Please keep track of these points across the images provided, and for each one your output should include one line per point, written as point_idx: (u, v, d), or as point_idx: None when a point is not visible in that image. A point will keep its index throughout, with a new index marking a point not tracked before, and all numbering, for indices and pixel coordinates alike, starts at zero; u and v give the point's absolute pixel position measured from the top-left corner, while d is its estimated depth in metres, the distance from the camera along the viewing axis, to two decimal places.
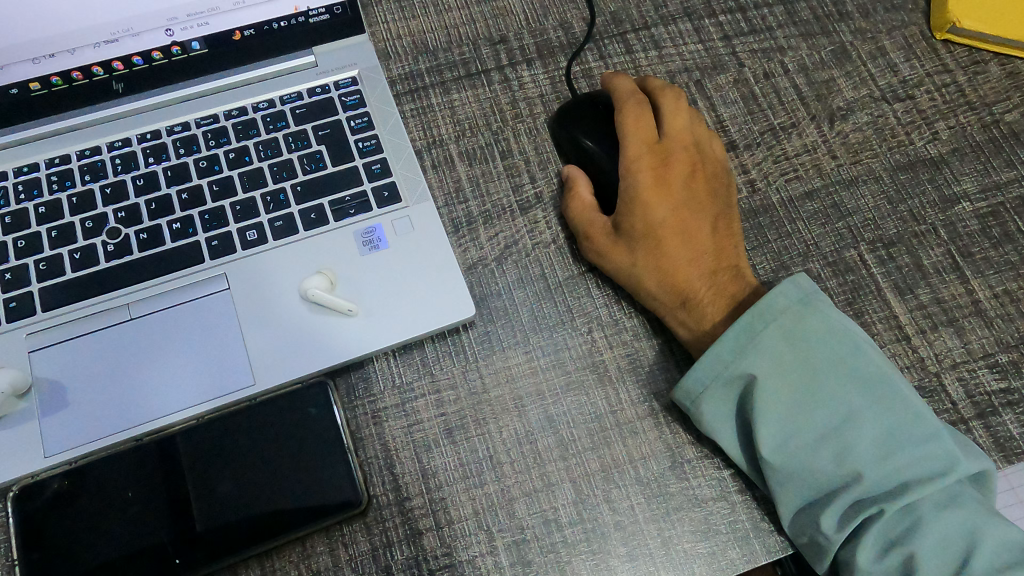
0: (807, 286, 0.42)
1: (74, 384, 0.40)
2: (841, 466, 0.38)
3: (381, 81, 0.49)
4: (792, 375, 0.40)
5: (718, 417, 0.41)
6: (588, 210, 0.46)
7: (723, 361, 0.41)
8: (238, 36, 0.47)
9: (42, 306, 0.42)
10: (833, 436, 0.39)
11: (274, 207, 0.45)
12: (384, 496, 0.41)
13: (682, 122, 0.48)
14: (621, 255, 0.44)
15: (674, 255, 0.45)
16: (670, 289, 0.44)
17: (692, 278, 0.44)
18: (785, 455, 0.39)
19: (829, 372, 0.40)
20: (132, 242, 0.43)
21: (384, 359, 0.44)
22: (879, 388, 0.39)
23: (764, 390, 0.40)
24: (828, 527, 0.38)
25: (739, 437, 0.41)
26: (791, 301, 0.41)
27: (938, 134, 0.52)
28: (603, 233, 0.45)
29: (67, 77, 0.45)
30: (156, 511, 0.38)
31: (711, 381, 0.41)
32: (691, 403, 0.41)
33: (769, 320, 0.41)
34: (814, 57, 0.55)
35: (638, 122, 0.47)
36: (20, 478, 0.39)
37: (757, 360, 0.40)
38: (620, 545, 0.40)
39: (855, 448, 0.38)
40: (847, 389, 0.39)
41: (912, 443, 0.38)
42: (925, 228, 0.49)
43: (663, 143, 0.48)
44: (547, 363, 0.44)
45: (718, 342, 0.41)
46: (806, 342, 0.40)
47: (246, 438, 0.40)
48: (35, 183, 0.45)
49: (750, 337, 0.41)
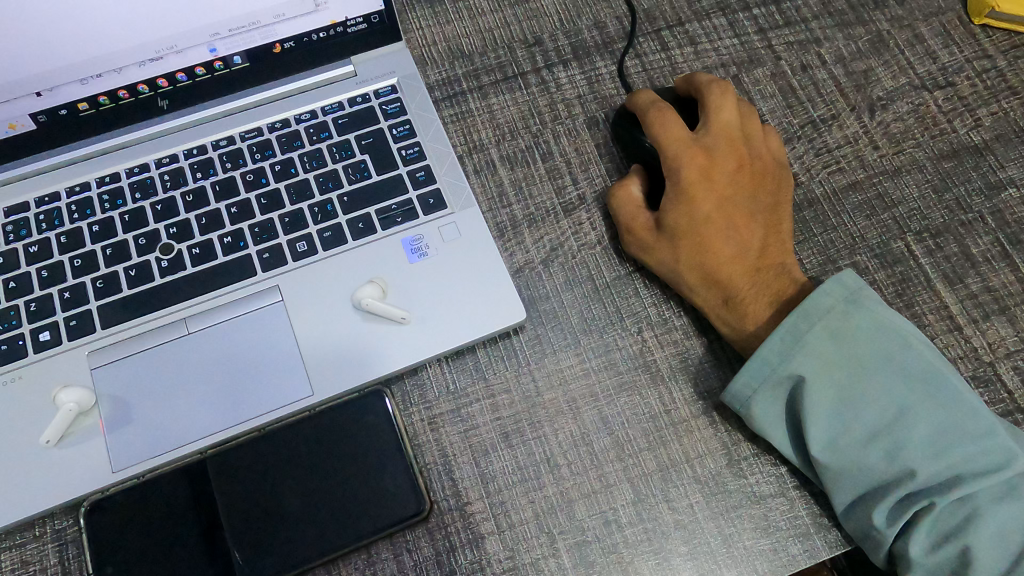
0: (850, 282, 0.41)
1: (136, 400, 0.41)
2: (894, 462, 0.37)
3: (420, 88, 0.49)
4: (841, 374, 0.39)
5: (767, 417, 0.40)
6: (633, 205, 0.46)
7: (771, 361, 0.40)
8: (279, 48, 0.47)
9: (102, 324, 0.42)
10: (884, 433, 0.38)
11: (322, 218, 0.45)
12: (446, 501, 0.41)
13: (728, 116, 0.47)
14: (665, 252, 0.44)
15: (720, 252, 0.44)
16: (714, 287, 0.44)
17: (736, 276, 0.44)
18: (836, 454, 0.38)
19: (879, 370, 0.39)
20: (186, 257, 0.44)
21: (436, 366, 0.44)
22: (931, 384, 0.38)
23: (813, 390, 0.39)
24: (880, 522, 0.37)
25: (790, 435, 0.40)
26: (838, 299, 0.40)
27: (980, 121, 0.51)
28: (645, 229, 0.45)
29: (114, 96, 0.45)
30: (224, 523, 0.39)
31: (759, 382, 0.40)
32: (741, 404, 0.41)
33: (816, 319, 0.40)
34: (851, 48, 0.54)
35: (678, 120, 0.46)
36: (89, 494, 0.40)
37: (805, 360, 0.39)
38: (681, 544, 0.40)
39: (908, 444, 0.37)
40: (898, 386, 0.38)
41: (966, 438, 0.37)
42: (972, 216, 0.49)
43: (706, 139, 0.46)
44: (599, 365, 0.44)
45: (765, 344, 0.40)
46: (855, 341, 0.39)
47: (306, 448, 0.41)
48: (87, 203, 0.45)
49: (797, 337, 0.40)
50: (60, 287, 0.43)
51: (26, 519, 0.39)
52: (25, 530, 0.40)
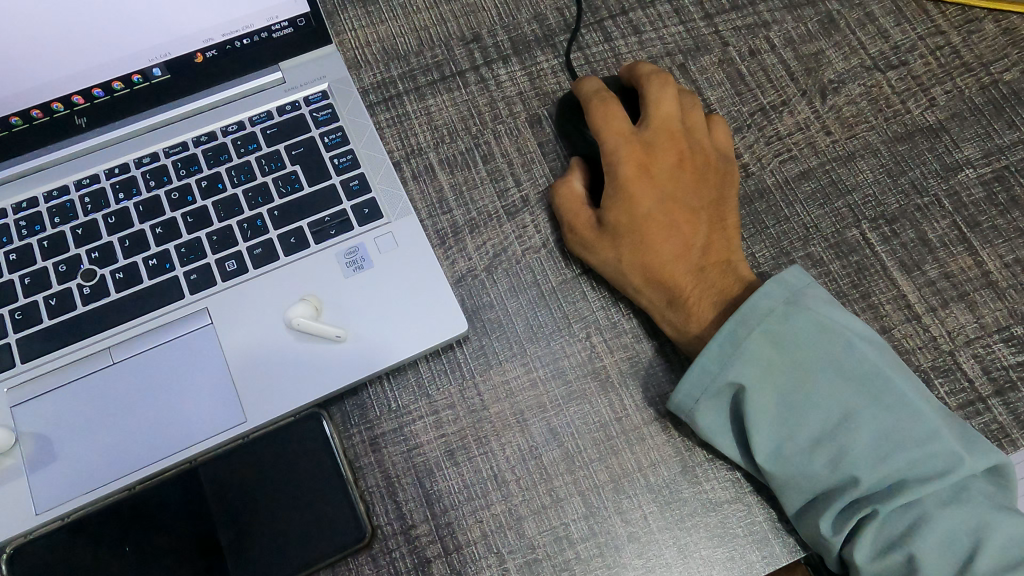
0: (796, 282, 0.40)
1: (61, 437, 0.39)
2: (838, 469, 0.36)
3: (352, 93, 0.47)
4: (782, 379, 0.38)
5: (711, 427, 0.39)
6: (577, 201, 0.44)
7: (711, 370, 0.39)
8: (201, 58, 0.45)
9: (22, 358, 0.40)
10: (828, 440, 0.37)
11: (251, 235, 0.43)
12: (390, 526, 0.40)
13: (667, 109, 0.46)
14: (606, 251, 0.43)
15: (662, 250, 0.43)
16: (657, 285, 0.42)
17: (679, 275, 0.42)
18: (780, 462, 0.37)
19: (821, 374, 0.38)
20: (108, 283, 0.42)
21: (378, 384, 0.42)
22: (876, 386, 0.37)
23: (753, 398, 0.38)
24: (828, 531, 0.36)
25: (738, 444, 0.39)
26: (778, 301, 0.39)
27: (935, 100, 0.50)
28: (587, 227, 0.44)
29: (27, 116, 0.43)
30: (158, 562, 0.38)
31: (701, 392, 0.39)
32: (686, 415, 0.39)
33: (754, 325, 0.38)
34: (800, 30, 0.52)
35: (617, 113, 0.45)
36: (14, 538, 0.38)
37: (745, 368, 0.38)
38: (635, 557, 0.39)
39: (852, 451, 0.36)
40: (841, 389, 0.37)
41: (911, 442, 0.36)
42: (928, 199, 0.47)
43: (645, 134, 0.45)
44: (547, 374, 0.42)
45: (704, 351, 0.39)
46: (795, 345, 0.38)
47: (240, 480, 0.39)
48: (4, 230, 0.43)
49: (736, 343, 0.38)
50: None
51: None
52: None
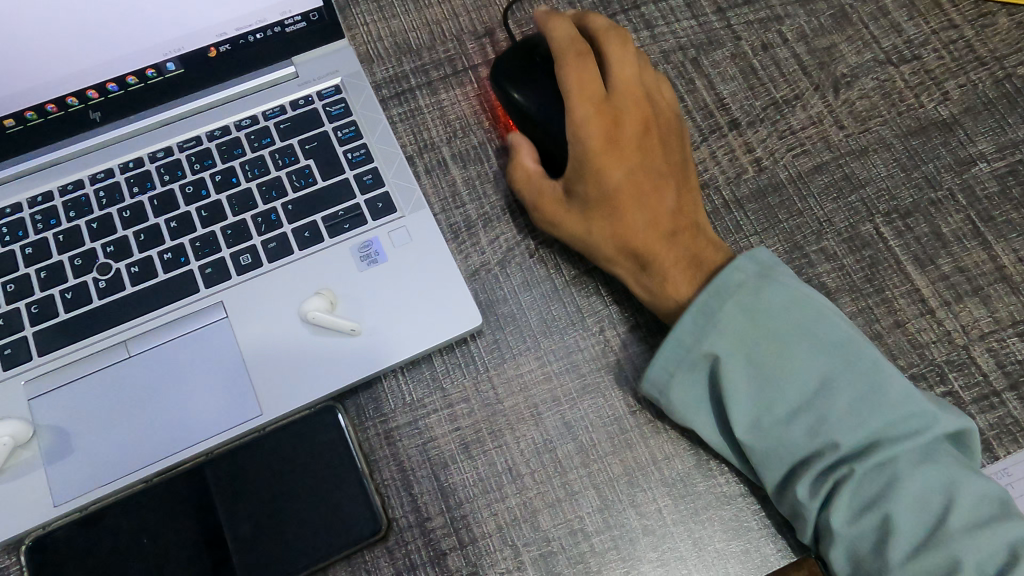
0: (769, 257, 0.40)
1: (79, 430, 0.40)
2: (815, 435, 0.36)
3: (365, 88, 0.47)
4: (756, 347, 0.38)
5: (686, 400, 0.39)
6: (537, 179, 0.44)
7: (688, 340, 0.39)
8: (214, 52, 0.45)
9: (39, 351, 0.41)
10: (804, 407, 0.37)
11: (266, 229, 0.43)
12: (405, 518, 0.40)
13: (628, 72, 0.44)
14: (577, 223, 0.43)
15: (631, 219, 0.42)
16: (629, 255, 0.42)
17: (651, 241, 0.42)
18: (757, 432, 0.37)
19: (794, 343, 0.38)
20: (124, 277, 0.42)
21: (392, 377, 0.42)
22: (847, 353, 0.37)
23: (727, 365, 0.38)
24: (806, 499, 0.36)
25: (714, 419, 0.39)
26: (751, 272, 0.40)
27: (948, 94, 0.50)
28: (554, 200, 0.43)
29: (42, 110, 0.43)
30: (174, 554, 0.38)
31: (676, 363, 0.39)
32: (661, 393, 0.39)
33: (730, 294, 0.39)
34: (813, 24, 0.52)
35: (578, 77, 0.43)
36: (32, 530, 0.38)
37: (721, 337, 0.38)
38: (650, 550, 0.39)
39: (830, 418, 0.36)
40: (814, 356, 0.37)
41: (883, 403, 0.36)
42: (942, 193, 0.47)
43: (611, 99, 0.44)
44: (561, 368, 0.42)
45: (680, 323, 0.39)
46: (768, 313, 0.38)
47: (256, 472, 0.39)
48: (19, 224, 0.43)
49: (710, 312, 0.39)
50: None
51: None
52: None
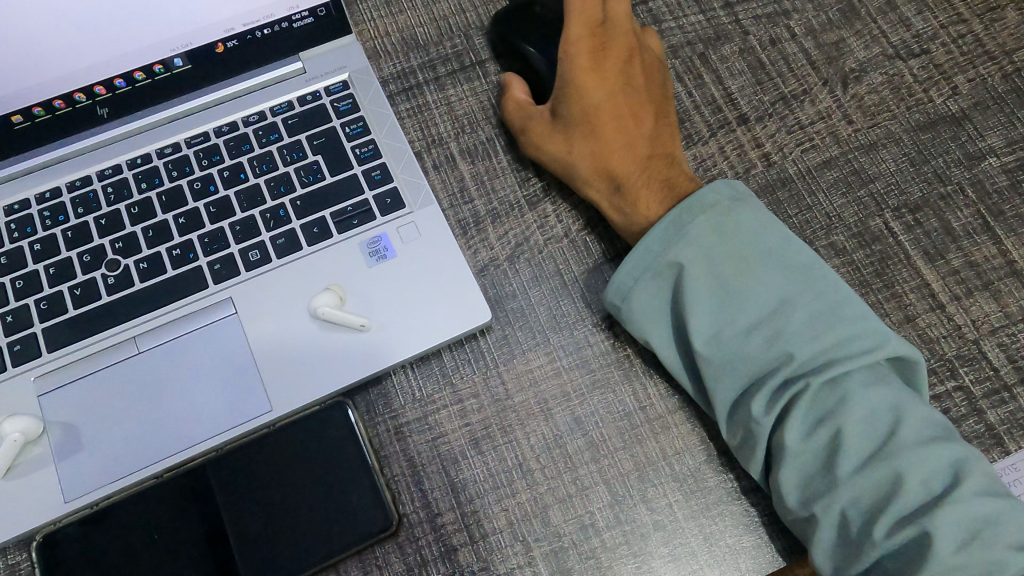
0: (739, 187, 0.42)
1: (89, 427, 0.39)
2: (774, 348, 0.38)
3: (373, 83, 0.47)
4: (722, 262, 0.39)
5: (647, 310, 0.40)
6: (523, 106, 0.47)
7: (654, 252, 0.40)
8: (221, 48, 0.45)
9: (48, 348, 0.41)
10: (765, 324, 0.38)
11: (274, 225, 0.43)
12: (415, 514, 0.40)
13: (620, 11, 0.48)
14: (557, 143, 0.45)
15: (609, 144, 0.45)
16: (602, 173, 0.45)
17: (625, 164, 0.45)
18: (716, 342, 0.39)
19: (759, 262, 0.39)
20: (133, 273, 0.42)
21: (402, 373, 0.42)
22: (806, 275, 0.39)
23: (693, 277, 0.39)
24: (760, 413, 0.37)
25: (673, 333, 0.41)
26: (724, 199, 0.41)
27: (957, 89, 0.49)
28: (542, 125, 0.46)
29: (50, 106, 0.43)
30: (185, 550, 0.38)
31: (641, 273, 0.40)
32: (623, 300, 0.41)
33: (698, 213, 0.40)
34: (821, 19, 0.52)
35: (576, 9, 0.46)
36: (43, 526, 0.38)
37: (687, 250, 0.40)
38: (661, 546, 0.39)
39: (789, 329, 0.38)
40: (776, 275, 0.39)
41: (839, 321, 0.38)
42: (951, 188, 0.47)
43: (604, 29, 0.47)
44: (570, 363, 0.42)
45: (648, 232, 0.41)
46: (735, 232, 0.40)
47: (267, 468, 0.39)
48: (28, 220, 0.43)
49: (680, 226, 0.40)
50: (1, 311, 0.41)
51: None
52: None
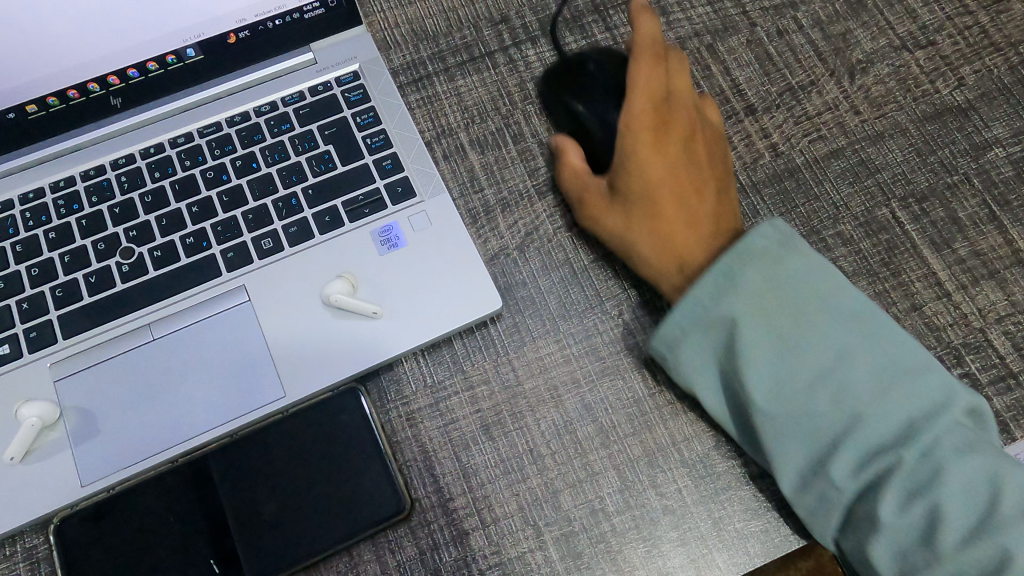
0: (784, 227, 0.39)
1: (104, 412, 0.40)
2: (842, 412, 0.34)
3: (383, 73, 0.48)
4: (778, 319, 0.36)
5: (692, 362, 0.39)
6: (580, 175, 0.44)
7: (703, 306, 0.38)
8: (233, 38, 0.45)
9: (63, 334, 0.41)
10: (827, 380, 0.35)
11: (286, 213, 0.43)
12: (427, 498, 0.40)
13: (683, 84, 0.44)
14: (616, 217, 0.43)
15: (672, 223, 0.42)
16: (665, 254, 0.42)
17: (690, 244, 0.41)
18: (777, 403, 0.36)
19: (818, 316, 0.36)
20: (147, 261, 0.42)
21: (413, 360, 0.43)
22: (871, 327, 0.36)
23: (747, 332, 0.36)
24: (840, 481, 0.34)
25: (723, 386, 0.38)
26: (771, 242, 0.38)
27: (963, 80, 0.50)
28: (598, 199, 0.43)
29: (64, 96, 0.43)
30: (200, 534, 0.38)
31: (688, 324, 0.38)
32: (669, 348, 0.39)
33: (747, 260, 0.37)
34: (828, 10, 0.52)
35: (644, 80, 0.42)
36: (60, 509, 0.39)
37: (738, 301, 0.37)
38: (670, 530, 0.39)
39: (854, 390, 0.34)
40: (839, 330, 0.36)
41: (915, 382, 0.34)
42: (958, 178, 0.47)
43: (670, 105, 0.43)
44: (580, 350, 0.43)
45: (695, 287, 0.38)
46: (789, 283, 0.37)
47: (280, 453, 0.40)
48: (42, 209, 0.44)
49: (730, 278, 0.37)
50: (17, 298, 0.41)
51: None
52: None
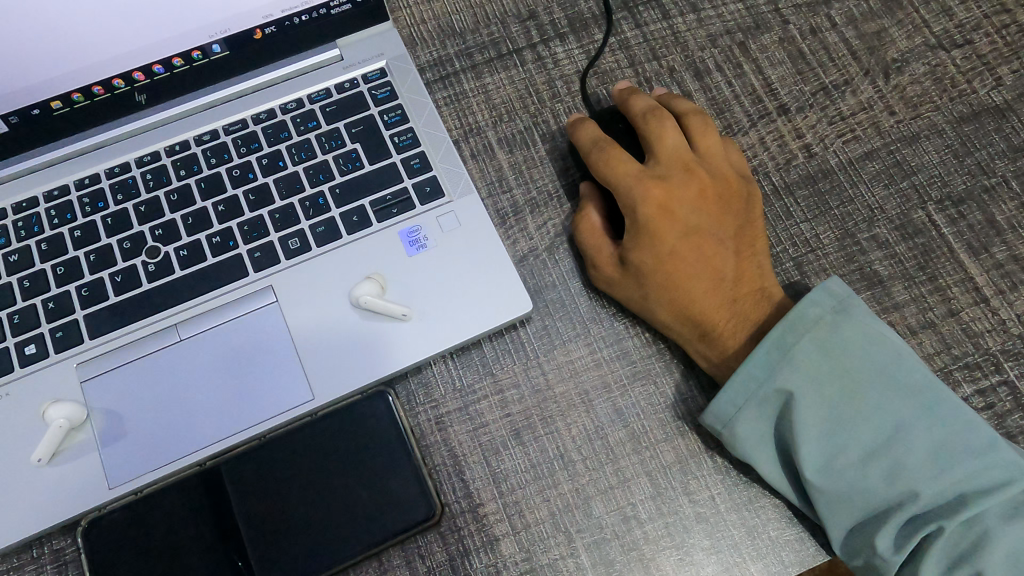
0: (841, 290, 0.39)
1: (131, 414, 0.40)
2: (895, 484, 0.35)
3: (411, 70, 0.47)
4: (832, 392, 0.37)
5: (750, 435, 0.38)
6: (597, 234, 0.43)
7: (757, 378, 0.38)
8: (259, 34, 0.44)
9: (90, 334, 0.41)
10: (882, 453, 0.36)
11: (314, 213, 0.43)
12: (457, 503, 0.40)
13: (674, 142, 0.44)
14: (632, 286, 0.41)
15: (688, 289, 0.41)
16: (688, 323, 0.41)
17: (709, 310, 0.41)
18: (831, 477, 0.36)
19: (872, 389, 0.36)
20: (173, 260, 0.42)
21: (442, 363, 0.42)
22: (926, 398, 0.36)
23: (801, 407, 0.37)
24: (886, 549, 0.35)
25: (778, 458, 0.38)
26: (824, 310, 0.38)
27: (1001, 80, 0.49)
28: (610, 263, 0.42)
29: (89, 93, 0.42)
30: (228, 537, 0.38)
31: (744, 399, 0.38)
32: (723, 425, 0.38)
33: (801, 333, 0.37)
34: (862, 8, 0.51)
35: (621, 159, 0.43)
36: (87, 512, 0.38)
37: (794, 375, 0.37)
38: (704, 538, 0.39)
39: (909, 464, 0.35)
40: (892, 403, 0.36)
41: (967, 455, 0.35)
42: (995, 181, 0.46)
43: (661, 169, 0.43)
44: (611, 354, 0.42)
45: (748, 361, 0.38)
46: (844, 355, 0.37)
47: (310, 458, 0.39)
48: (67, 207, 0.43)
49: (783, 351, 0.37)
50: (43, 297, 0.41)
51: (23, 540, 0.38)
52: (22, 551, 0.39)
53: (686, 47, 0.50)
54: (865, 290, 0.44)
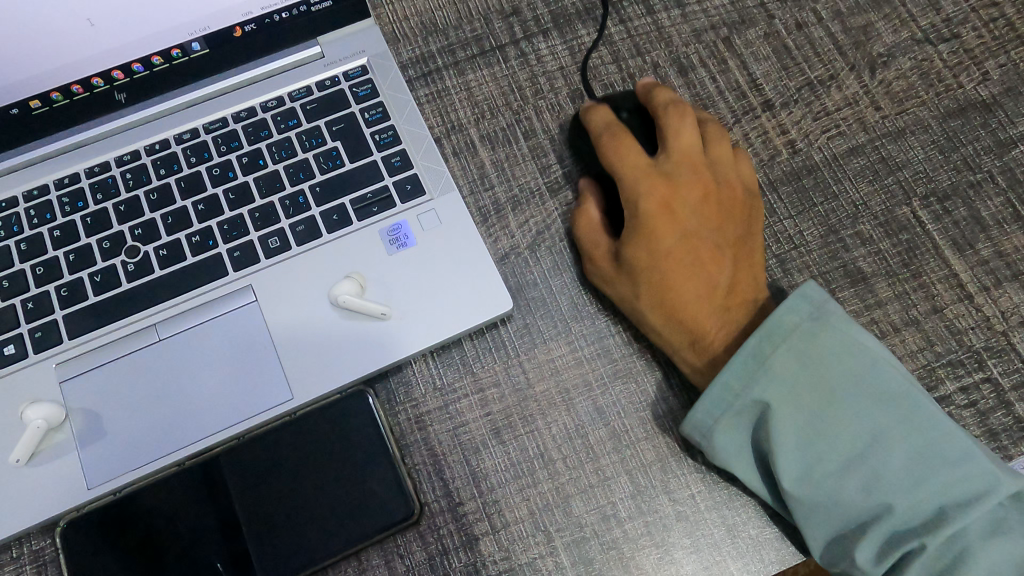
0: (818, 297, 0.39)
1: (110, 414, 0.40)
2: (872, 494, 0.35)
3: (391, 67, 0.47)
4: (809, 401, 0.36)
5: (729, 447, 0.38)
6: (594, 229, 0.43)
7: (735, 388, 0.37)
8: (239, 32, 0.43)
9: (68, 335, 0.41)
10: (859, 464, 0.35)
11: (294, 211, 0.43)
12: (437, 503, 0.40)
13: (689, 142, 0.44)
14: (625, 284, 0.41)
15: (684, 291, 0.40)
16: (679, 326, 0.40)
17: (701, 315, 0.40)
18: (808, 487, 0.36)
19: (848, 398, 0.36)
20: (153, 260, 0.42)
21: (422, 362, 0.42)
22: (903, 407, 0.36)
23: (778, 417, 0.36)
24: (865, 561, 0.35)
25: (757, 468, 0.38)
26: (802, 318, 0.38)
27: (988, 74, 0.48)
28: (605, 257, 0.42)
29: (67, 91, 0.42)
30: (207, 538, 0.38)
31: (721, 410, 0.38)
32: (702, 437, 0.38)
33: (779, 341, 0.37)
34: (848, 2, 0.51)
35: (630, 152, 0.43)
36: (67, 512, 0.38)
37: (773, 386, 0.37)
38: (684, 537, 0.39)
39: (886, 475, 0.35)
40: (869, 412, 0.36)
41: (943, 463, 0.35)
42: (981, 176, 0.46)
43: (667, 168, 0.43)
44: (592, 352, 0.42)
45: (727, 368, 0.38)
46: (822, 364, 0.37)
47: (289, 458, 0.39)
48: (46, 207, 0.43)
49: (761, 361, 0.37)
50: (22, 298, 0.41)
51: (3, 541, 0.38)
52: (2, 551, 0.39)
53: (670, 43, 0.50)
54: (848, 287, 0.44)
